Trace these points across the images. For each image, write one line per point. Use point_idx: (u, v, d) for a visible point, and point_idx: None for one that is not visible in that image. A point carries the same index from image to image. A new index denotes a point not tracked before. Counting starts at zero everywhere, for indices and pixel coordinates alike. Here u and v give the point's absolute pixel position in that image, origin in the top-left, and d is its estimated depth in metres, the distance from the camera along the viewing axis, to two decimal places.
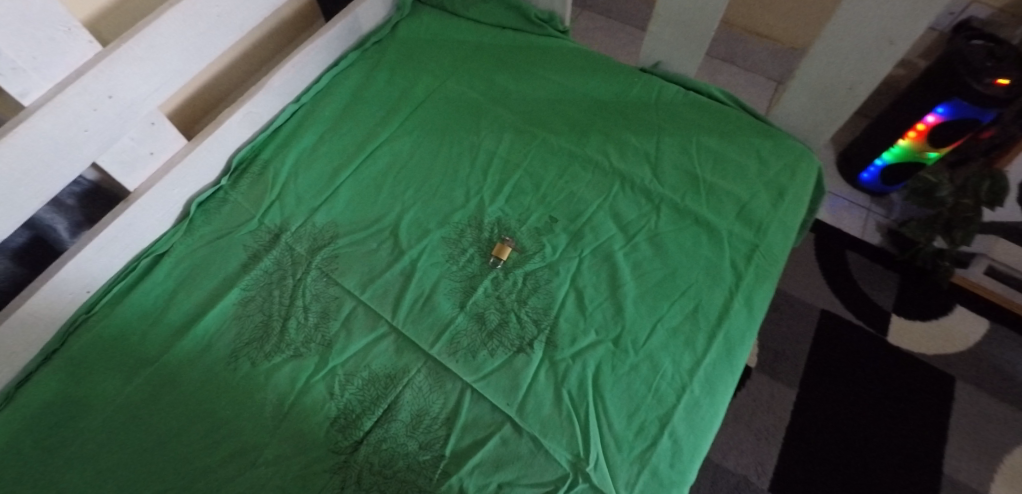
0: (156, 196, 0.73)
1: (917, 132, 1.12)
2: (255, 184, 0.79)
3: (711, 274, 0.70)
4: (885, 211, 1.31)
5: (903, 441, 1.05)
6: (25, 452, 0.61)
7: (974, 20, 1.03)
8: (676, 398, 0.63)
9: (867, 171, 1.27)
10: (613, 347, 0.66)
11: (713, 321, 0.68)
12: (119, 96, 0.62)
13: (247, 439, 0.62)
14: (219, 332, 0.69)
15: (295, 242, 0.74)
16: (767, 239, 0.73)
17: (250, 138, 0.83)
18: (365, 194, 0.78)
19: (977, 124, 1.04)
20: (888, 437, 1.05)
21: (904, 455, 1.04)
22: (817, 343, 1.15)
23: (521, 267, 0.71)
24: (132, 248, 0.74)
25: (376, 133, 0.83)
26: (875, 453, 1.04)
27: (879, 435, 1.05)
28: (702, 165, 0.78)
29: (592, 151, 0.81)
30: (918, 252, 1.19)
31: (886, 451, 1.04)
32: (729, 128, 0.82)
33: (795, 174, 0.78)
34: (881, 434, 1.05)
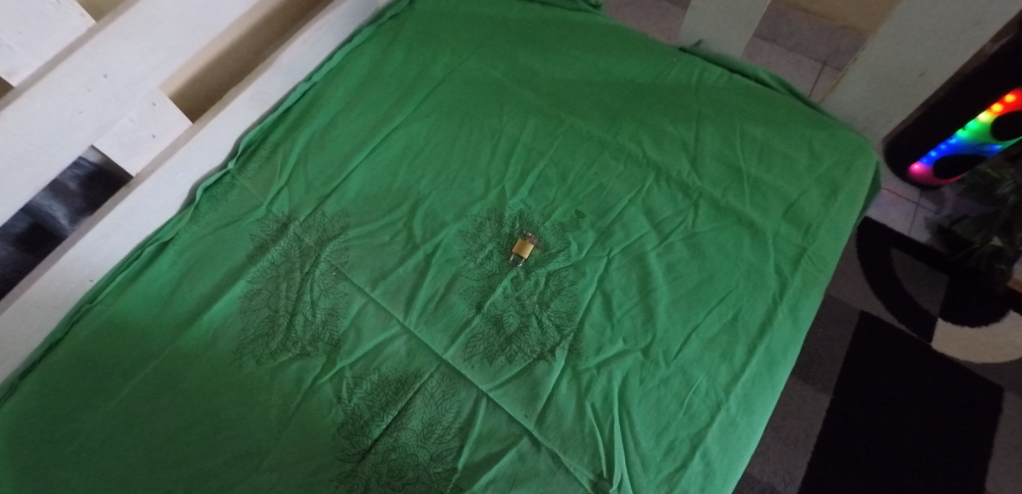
0: (160, 181, 0.69)
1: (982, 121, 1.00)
2: (263, 169, 0.75)
3: (753, 279, 0.64)
4: (936, 206, 1.21)
5: (946, 455, 0.98)
6: (24, 447, 0.58)
7: None
8: (710, 416, 0.58)
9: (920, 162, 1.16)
10: (642, 357, 0.60)
11: (753, 332, 0.62)
12: (115, 74, 0.57)
13: (251, 442, 0.58)
14: (224, 327, 0.65)
15: (303, 232, 0.70)
16: (817, 242, 0.66)
17: (259, 119, 0.78)
18: (379, 182, 0.73)
19: None
20: (928, 449, 0.98)
21: (947, 469, 0.97)
22: (855, 346, 1.08)
23: (542, 265, 0.66)
24: (136, 234, 0.70)
25: (391, 115, 0.78)
26: (914, 467, 0.97)
27: (920, 447, 0.98)
28: (746, 157, 0.71)
29: (624, 139, 0.74)
30: (971, 253, 1.10)
31: (926, 464, 0.97)
32: (777, 116, 0.74)
33: (849, 170, 0.71)
34: (921, 446, 0.99)
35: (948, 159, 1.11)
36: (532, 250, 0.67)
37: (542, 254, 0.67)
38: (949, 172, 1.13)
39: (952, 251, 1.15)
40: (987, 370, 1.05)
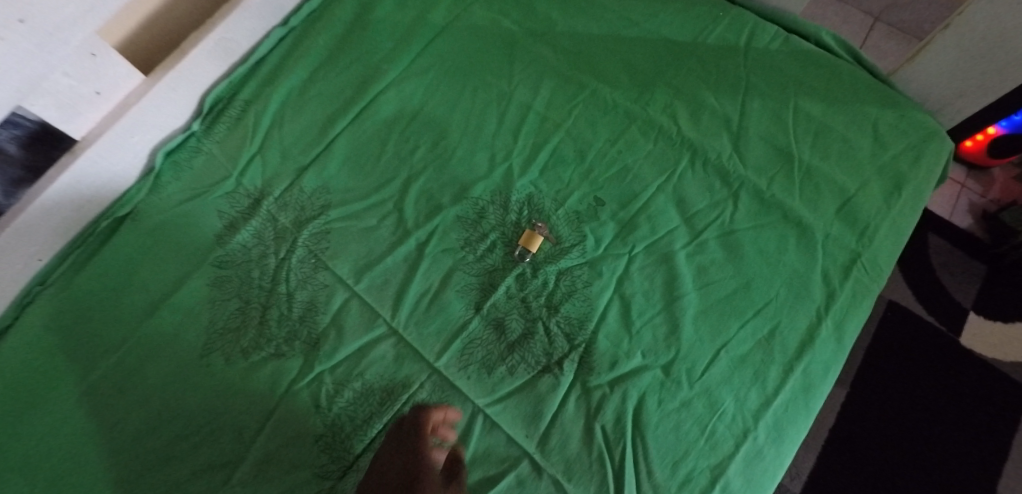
0: (110, 146, 0.59)
1: None
2: (232, 131, 0.64)
3: (796, 288, 0.55)
4: (983, 188, 1.07)
5: (972, 458, 0.91)
6: None
7: None
8: (734, 446, 0.51)
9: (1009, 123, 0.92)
10: (662, 375, 0.53)
11: (791, 351, 0.54)
12: (32, 20, 0.45)
13: (222, 451, 0.53)
14: (191, 319, 0.58)
15: (278, 210, 0.61)
16: (874, 247, 0.57)
17: (227, 71, 0.67)
18: (365, 153, 0.63)
19: None
20: (944, 447, 0.92)
21: (970, 472, 0.90)
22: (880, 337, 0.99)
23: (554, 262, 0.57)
24: (90, 207, 0.61)
25: (382, 70, 0.66)
26: (925, 464, 0.91)
27: (943, 448, 0.92)
28: (799, 139, 0.60)
29: (655, 112, 0.63)
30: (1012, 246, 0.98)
31: (939, 463, 0.91)
32: (838, 91, 0.62)
33: (919, 160, 0.60)
34: (936, 443, 0.92)
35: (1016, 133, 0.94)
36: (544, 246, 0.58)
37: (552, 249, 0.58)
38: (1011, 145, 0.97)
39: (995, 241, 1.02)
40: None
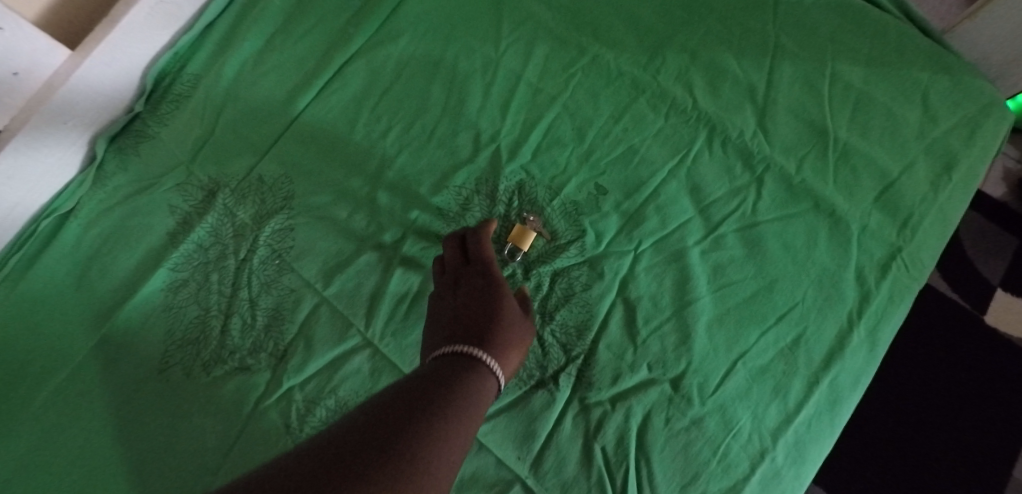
0: (39, 133, 0.51)
1: None
2: (181, 112, 0.56)
3: (826, 289, 0.48)
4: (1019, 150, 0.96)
5: (997, 446, 0.83)
6: None
7: None
8: (750, 468, 0.46)
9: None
10: (671, 391, 0.47)
11: (817, 361, 0.47)
12: None
13: (185, 476, 0.48)
14: (146, 329, 0.52)
15: (236, 204, 0.54)
16: (917, 240, 0.49)
17: (172, 41, 0.58)
18: (332, 134, 0.55)
19: None
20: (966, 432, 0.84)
21: (998, 461, 0.83)
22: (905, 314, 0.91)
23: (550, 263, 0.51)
24: (26, 205, 0.55)
25: (349, 36, 0.57)
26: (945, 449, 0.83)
27: (967, 435, 0.84)
28: (835, 111, 0.52)
29: (666, 81, 0.54)
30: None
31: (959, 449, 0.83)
32: (883, 53, 0.53)
33: (975, 135, 0.51)
34: (957, 427, 0.84)
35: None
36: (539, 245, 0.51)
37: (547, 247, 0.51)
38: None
39: None
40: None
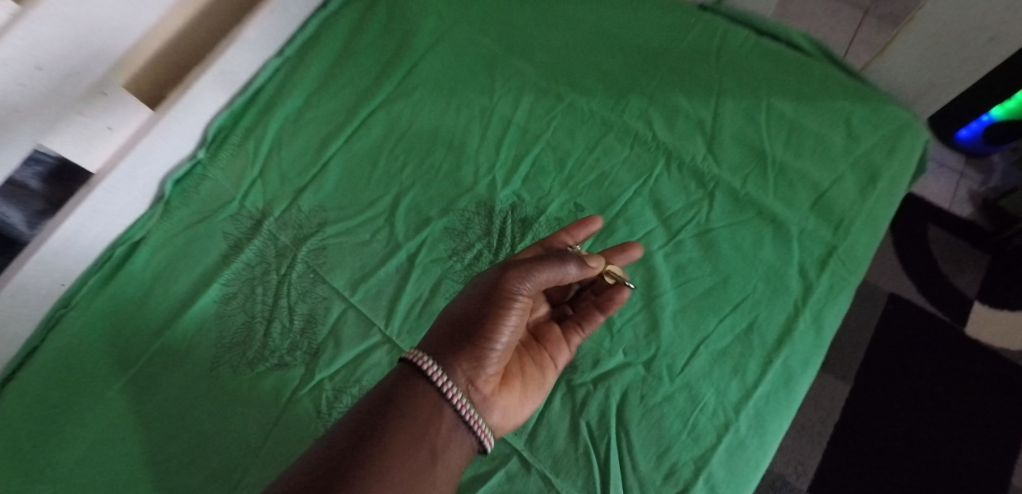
0: (124, 175, 0.64)
1: None
2: (234, 159, 0.68)
3: (772, 282, 0.57)
4: (981, 177, 1.05)
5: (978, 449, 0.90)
6: (16, 456, 0.57)
7: None
8: (716, 438, 0.53)
9: (968, 127, 1.01)
10: (643, 371, 0.55)
11: (770, 344, 0.55)
12: (49, 66, 0.50)
13: (231, 457, 0.56)
14: (200, 335, 0.62)
15: (279, 230, 0.65)
16: (849, 240, 0.58)
17: (228, 102, 0.71)
18: (358, 172, 0.67)
19: None
20: (944, 434, 0.91)
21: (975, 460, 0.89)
22: (886, 331, 0.97)
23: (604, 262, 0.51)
24: (106, 235, 0.66)
25: (373, 93, 0.70)
26: (926, 451, 0.90)
27: (945, 438, 0.91)
28: (772, 137, 0.62)
29: (630, 118, 0.65)
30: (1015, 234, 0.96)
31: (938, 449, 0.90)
32: (810, 89, 0.64)
33: (893, 152, 0.61)
34: (936, 430, 0.91)
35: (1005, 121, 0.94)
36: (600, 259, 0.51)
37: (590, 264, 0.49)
38: (1010, 130, 0.96)
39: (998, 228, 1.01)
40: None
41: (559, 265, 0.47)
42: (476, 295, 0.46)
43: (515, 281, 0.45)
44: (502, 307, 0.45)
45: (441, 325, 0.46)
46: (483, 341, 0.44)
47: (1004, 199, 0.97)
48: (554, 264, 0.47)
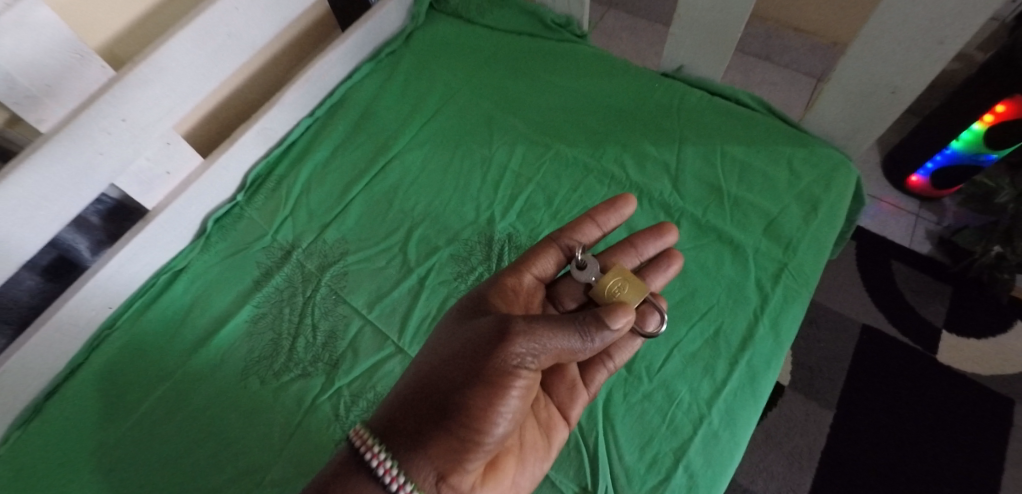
0: (174, 213, 0.74)
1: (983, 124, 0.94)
2: (269, 201, 0.79)
3: (734, 295, 0.66)
4: (936, 217, 1.15)
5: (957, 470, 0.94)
6: (61, 459, 0.64)
7: None
8: (692, 430, 0.59)
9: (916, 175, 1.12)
10: (625, 372, 0.63)
11: (735, 347, 0.63)
12: (132, 119, 0.64)
13: (255, 458, 0.62)
14: (230, 351, 0.69)
15: (306, 258, 0.74)
16: (798, 258, 0.67)
17: (266, 153, 0.83)
18: (377, 210, 0.78)
19: (979, 171, 1.03)
20: (925, 457, 0.95)
21: (956, 482, 0.93)
22: (863, 359, 1.03)
23: (630, 316, 0.46)
24: (153, 264, 0.76)
25: (389, 146, 0.82)
26: (908, 474, 0.94)
27: (926, 460, 0.95)
28: (727, 176, 0.74)
29: (608, 163, 0.77)
30: (972, 264, 1.05)
31: (919, 471, 0.94)
32: (758, 136, 0.76)
33: (831, 185, 0.71)
34: (917, 453, 0.95)
35: (949, 166, 1.05)
36: (624, 312, 0.46)
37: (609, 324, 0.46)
38: (952, 178, 1.07)
39: (955, 262, 1.09)
40: (1000, 383, 1.00)
41: (566, 330, 0.45)
42: (474, 355, 0.46)
43: (515, 348, 0.44)
44: (507, 374, 0.45)
45: (438, 374, 0.47)
46: (490, 409, 0.45)
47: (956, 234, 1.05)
48: (561, 324, 0.45)
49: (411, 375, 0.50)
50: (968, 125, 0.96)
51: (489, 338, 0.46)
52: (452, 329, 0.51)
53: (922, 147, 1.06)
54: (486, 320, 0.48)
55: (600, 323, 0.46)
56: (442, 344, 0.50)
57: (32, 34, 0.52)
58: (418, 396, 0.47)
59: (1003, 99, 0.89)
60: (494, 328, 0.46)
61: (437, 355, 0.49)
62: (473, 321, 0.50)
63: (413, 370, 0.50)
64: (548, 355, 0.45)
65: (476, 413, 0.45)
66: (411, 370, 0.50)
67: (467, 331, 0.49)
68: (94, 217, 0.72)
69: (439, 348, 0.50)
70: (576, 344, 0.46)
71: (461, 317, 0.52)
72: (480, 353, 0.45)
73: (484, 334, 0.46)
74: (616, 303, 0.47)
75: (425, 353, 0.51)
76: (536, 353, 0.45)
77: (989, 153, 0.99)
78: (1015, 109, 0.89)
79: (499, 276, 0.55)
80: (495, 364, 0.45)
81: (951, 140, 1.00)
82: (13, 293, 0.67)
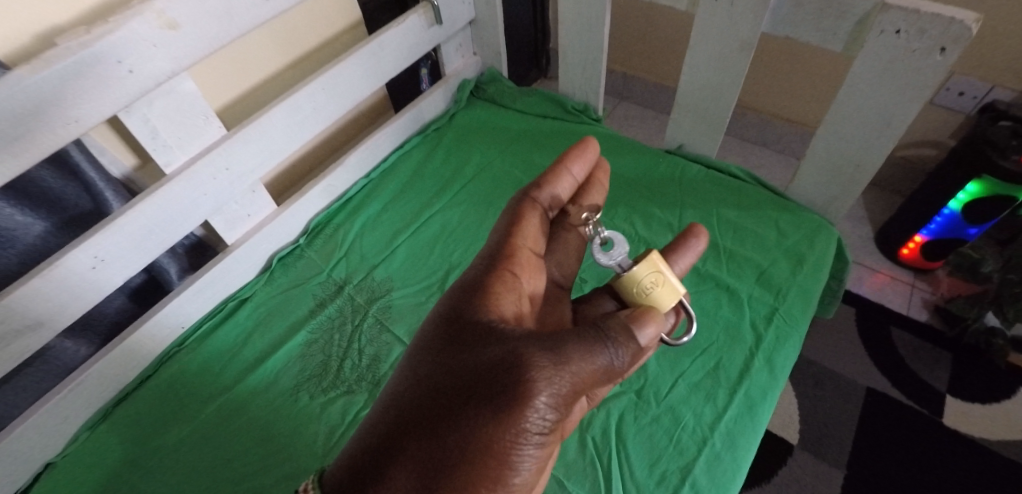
0: (248, 249, 0.87)
1: (958, 203, 1.06)
2: (327, 244, 0.92)
3: (731, 334, 0.75)
4: (931, 287, 1.22)
5: None
6: (127, 458, 0.72)
7: (999, 102, 1.04)
8: (697, 450, 0.65)
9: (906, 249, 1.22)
10: (636, 397, 0.71)
11: (733, 378, 0.71)
12: (233, 168, 0.79)
13: (300, 464, 0.70)
14: (284, 370, 0.79)
15: (356, 293, 0.85)
16: (787, 303, 0.76)
17: (326, 206, 0.97)
18: (419, 255, 0.90)
19: (964, 243, 1.13)
20: None
21: None
22: (870, 420, 1.04)
23: (657, 328, 0.46)
24: (222, 293, 0.87)
25: (432, 203, 0.96)
26: None
27: None
28: (723, 234, 0.86)
29: (620, 222, 0.90)
30: (967, 330, 1.10)
31: None
32: (749, 202, 0.89)
33: (814, 243, 0.82)
34: None
35: (936, 240, 1.15)
36: (652, 326, 0.45)
37: (633, 342, 0.44)
38: (942, 250, 1.17)
39: (951, 328, 1.14)
40: (1012, 449, 0.99)
41: (592, 361, 0.43)
42: (490, 400, 0.43)
43: (539, 391, 0.42)
44: (526, 417, 0.42)
45: (446, 422, 0.44)
46: (516, 455, 0.43)
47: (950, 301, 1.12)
48: (584, 356, 0.43)
49: (408, 420, 0.46)
50: (945, 201, 1.08)
51: (505, 380, 0.43)
52: (446, 363, 0.47)
53: (908, 223, 1.18)
54: (494, 355, 0.44)
55: (624, 340, 0.44)
56: (438, 382, 0.46)
57: (178, 101, 0.69)
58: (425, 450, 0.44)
59: (973, 179, 1.01)
60: (509, 368, 0.43)
61: (437, 398, 0.45)
62: (475, 353, 0.46)
63: (408, 414, 0.46)
64: (572, 391, 0.43)
65: (501, 462, 0.43)
66: (404, 411, 0.46)
67: (471, 367, 0.45)
68: (179, 249, 0.84)
69: (438, 389, 0.46)
70: (599, 372, 0.43)
71: (455, 346, 0.47)
72: (499, 398, 0.42)
73: (502, 370, 0.43)
74: (644, 316, 0.46)
75: (418, 390, 0.47)
76: (561, 389, 0.43)
77: (970, 227, 1.09)
78: (984, 188, 1.01)
79: (494, 268, 0.52)
80: (519, 410, 0.42)
81: (933, 214, 1.12)
82: (105, 308, 0.78)
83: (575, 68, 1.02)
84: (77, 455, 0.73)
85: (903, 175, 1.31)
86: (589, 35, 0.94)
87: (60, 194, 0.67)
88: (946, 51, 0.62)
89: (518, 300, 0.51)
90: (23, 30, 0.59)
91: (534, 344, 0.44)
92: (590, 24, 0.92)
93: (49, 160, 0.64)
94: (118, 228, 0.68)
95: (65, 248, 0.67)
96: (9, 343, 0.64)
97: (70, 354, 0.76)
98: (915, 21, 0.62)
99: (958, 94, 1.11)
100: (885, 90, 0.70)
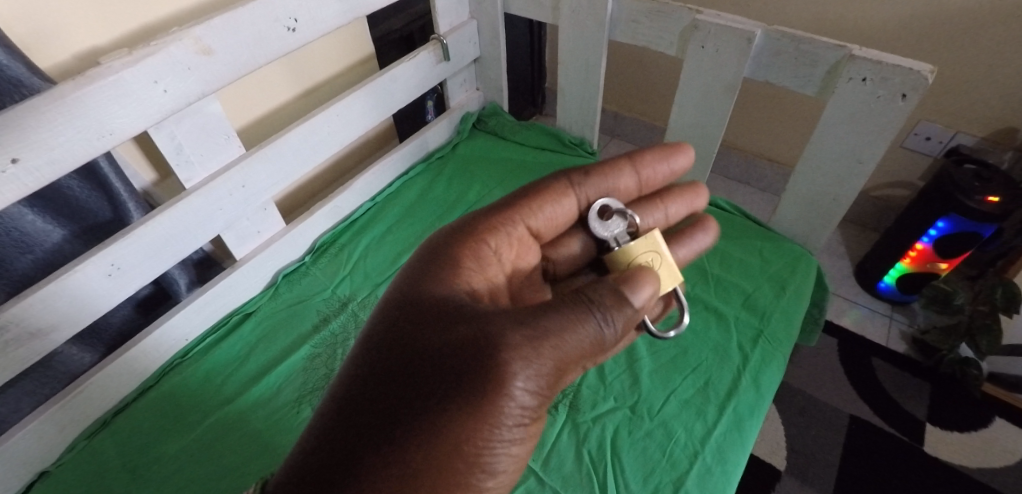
0: (256, 265, 0.90)
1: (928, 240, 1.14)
2: (331, 263, 0.95)
3: (719, 353, 0.79)
4: (908, 319, 1.28)
5: None
6: (124, 467, 0.72)
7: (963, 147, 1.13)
8: (688, 464, 0.67)
9: (884, 281, 1.27)
10: (630, 413, 0.74)
11: (722, 396, 0.74)
12: (249, 186, 0.83)
13: None
14: (287, 383, 0.80)
15: (360, 310, 0.88)
16: (771, 326, 0.80)
17: (332, 226, 1.01)
18: None
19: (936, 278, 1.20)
20: None
21: None
22: (854, 447, 1.07)
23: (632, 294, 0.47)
24: (226, 307, 0.89)
25: (435, 227, 1.00)
26: None
27: None
28: (710, 261, 0.91)
29: None
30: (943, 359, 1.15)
31: None
32: (734, 231, 0.95)
33: (795, 270, 0.87)
34: None
35: (910, 274, 1.22)
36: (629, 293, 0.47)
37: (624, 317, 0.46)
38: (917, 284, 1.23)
39: (928, 358, 1.19)
40: (990, 477, 1.03)
41: (570, 330, 0.44)
42: (470, 381, 0.42)
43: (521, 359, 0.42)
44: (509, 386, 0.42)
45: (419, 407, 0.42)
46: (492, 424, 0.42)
47: (924, 334, 1.19)
48: (564, 332, 0.44)
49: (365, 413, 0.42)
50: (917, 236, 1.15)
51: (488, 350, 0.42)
52: (410, 352, 0.44)
53: (885, 257, 1.24)
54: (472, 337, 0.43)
55: (610, 308, 0.46)
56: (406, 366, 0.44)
57: (203, 120, 0.74)
58: (388, 460, 0.40)
59: (942, 216, 1.08)
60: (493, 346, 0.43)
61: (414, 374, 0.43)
62: (448, 337, 0.44)
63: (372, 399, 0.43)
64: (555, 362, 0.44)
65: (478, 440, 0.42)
66: (359, 415, 0.42)
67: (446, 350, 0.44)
68: (189, 262, 0.87)
69: (404, 386, 0.43)
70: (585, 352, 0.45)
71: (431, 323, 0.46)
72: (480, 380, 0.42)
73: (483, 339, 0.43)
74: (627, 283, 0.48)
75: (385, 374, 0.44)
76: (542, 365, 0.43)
77: (941, 262, 1.17)
78: (953, 225, 1.08)
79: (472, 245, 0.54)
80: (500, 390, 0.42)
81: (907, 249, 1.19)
82: (111, 317, 0.80)
83: (573, 105, 1.09)
84: (74, 464, 0.73)
85: (878, 212, 1.39)
86: (586, 76, 1.02)
87: (83, 203, 0.70)
88: (907, 98, 0.70)
89: (482, 281, 0.52)
90: (67, 49, 0.64)
91: (519, 330, 0.43)
92: (587, 66, 1.00)
93: (79, 171, 0.68)
94: (135, 239, 0.71)
95: (81, 257, 0.69)
96: (19, 346, 0.66)
97: (75, 361, 0.77)
98: (879, 70, 0.70)
99: (925, 138, 1.20)
100: (855, 131, 0.76)
